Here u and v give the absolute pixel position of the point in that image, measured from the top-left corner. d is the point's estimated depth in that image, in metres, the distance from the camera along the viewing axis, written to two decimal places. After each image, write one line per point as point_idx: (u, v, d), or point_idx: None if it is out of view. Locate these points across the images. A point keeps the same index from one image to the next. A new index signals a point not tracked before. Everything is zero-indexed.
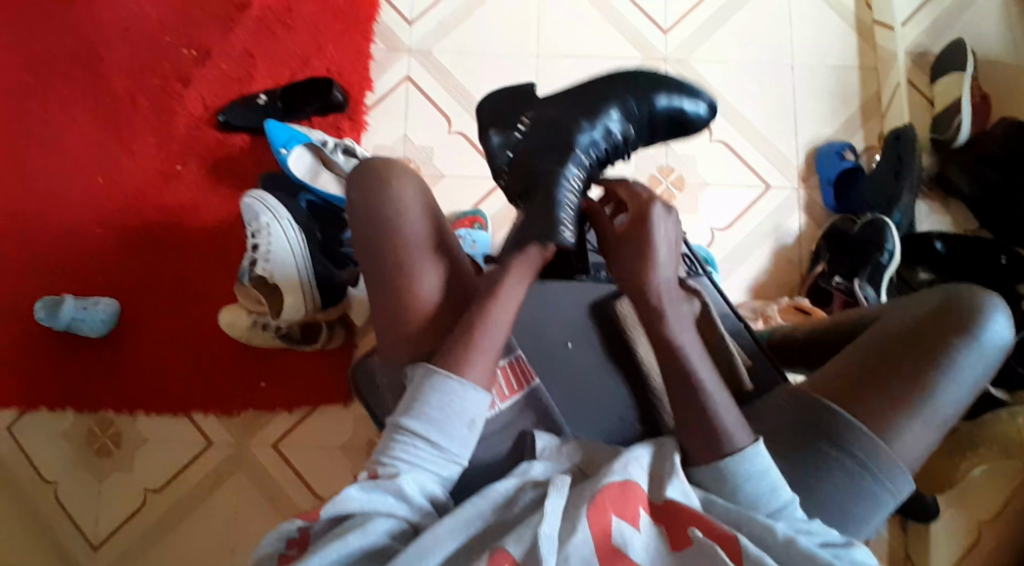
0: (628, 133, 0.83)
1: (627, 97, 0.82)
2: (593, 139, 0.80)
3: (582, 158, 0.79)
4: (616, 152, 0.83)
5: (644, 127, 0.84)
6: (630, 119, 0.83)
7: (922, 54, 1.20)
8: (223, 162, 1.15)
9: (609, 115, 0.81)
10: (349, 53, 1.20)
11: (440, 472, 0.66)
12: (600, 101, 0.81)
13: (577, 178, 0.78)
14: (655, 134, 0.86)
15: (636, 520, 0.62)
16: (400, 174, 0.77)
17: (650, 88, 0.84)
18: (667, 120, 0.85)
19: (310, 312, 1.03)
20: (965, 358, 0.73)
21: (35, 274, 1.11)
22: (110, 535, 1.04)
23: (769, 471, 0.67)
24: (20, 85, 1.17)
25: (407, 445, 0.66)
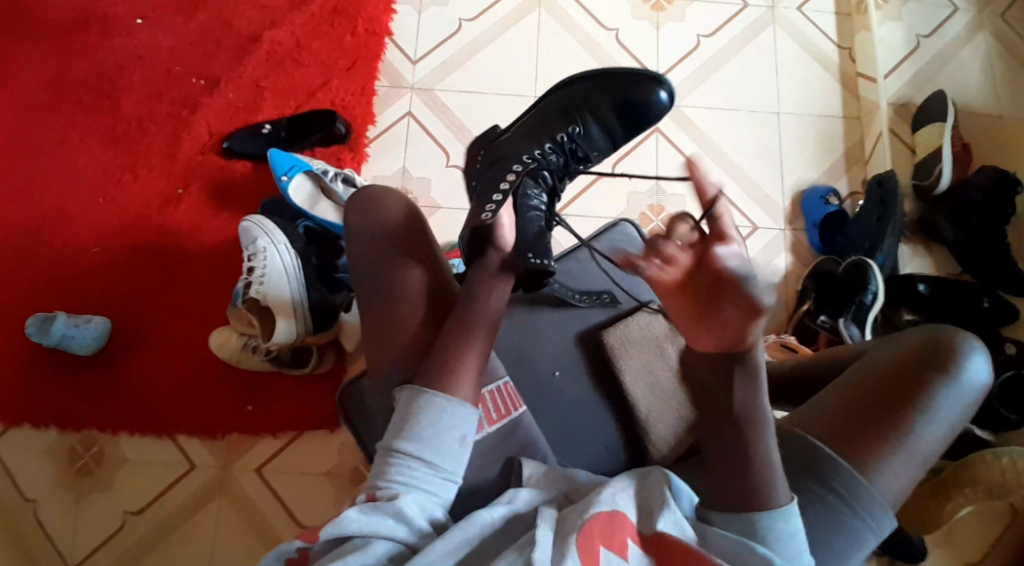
0: (580, 134, 0.91)
1: (571, 106, 0.92)
2: (540, 144, 0.89)
3: (522, 160, 0.85)
4: (577, 154, 0.92)
5: (597, 123, 0.92)
6: (575, 120, 0.91)
7: (906, 104, 1.24)
8: (224, 188, 1.20)
9: (554, 123, 0.91)
10: (354, 89, 1.25)
11: (437, 492, 0.68)
12: (541, 118, 0.92)
13: (517, 174, 0.84)
14: (611, 125, 0.93)
15: (624, 551, 0.63)
16: (386, 203, 0.83)
17: (593, 94, 0.92)
18: (614, 111, 0.92)
19: (300, 336, 1.05)
20: (945, 398, 0.75)
21: (42, 292, 1.14)
22: (85, 557, 1.04)
23: (799, 534, 0.66)
24: (39, 113, 1.22)
25: (402, 466, 0.68)
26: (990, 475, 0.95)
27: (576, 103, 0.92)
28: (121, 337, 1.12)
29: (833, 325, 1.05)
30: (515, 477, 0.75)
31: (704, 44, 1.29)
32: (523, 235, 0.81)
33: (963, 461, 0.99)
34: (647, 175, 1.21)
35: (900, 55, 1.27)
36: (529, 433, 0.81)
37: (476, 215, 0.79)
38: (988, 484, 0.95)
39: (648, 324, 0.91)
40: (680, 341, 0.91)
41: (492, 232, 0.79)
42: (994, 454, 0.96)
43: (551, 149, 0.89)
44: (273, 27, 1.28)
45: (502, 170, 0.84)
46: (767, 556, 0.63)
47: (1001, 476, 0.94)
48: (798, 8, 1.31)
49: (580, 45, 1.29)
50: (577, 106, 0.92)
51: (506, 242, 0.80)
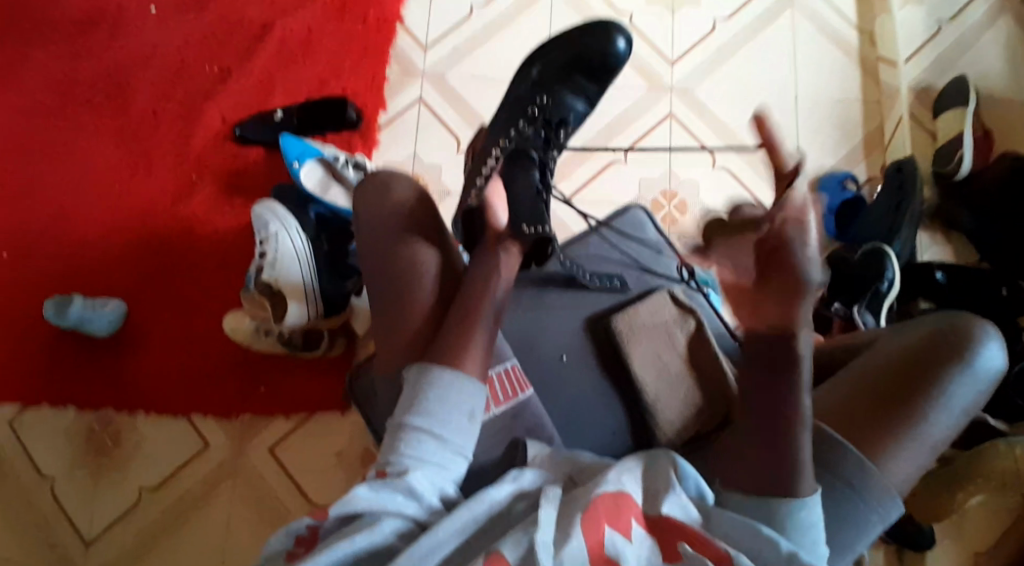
0: (550, 103, 0.93)
1: (536, 78, 0.94)
2: (515, 124, 0.91)
3: (498, 148, 0.89)
4: (554, 121, 0.93)
5: (566, 88, 0.94)
6: (544, 91, 0.93)
7: (925, 88, 1.22)
8: (237, 174, 1.21)
9: (522, 99, 0.93)
10: (366, 75, 1.25)
11: (446, 464, 0.69)
12: (513, 99, 0.94)
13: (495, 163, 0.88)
14: (581, 87, 0.95)
15: (629, 531, 0.62)
16: (396, 185, 0.83)
17: (556, 62, 0.94)
18: (581, 73, 0.94)
19: (313, 319, 1.07)
20: (957, 384, 0.74)
21: (60, 276, 1.16)
22: (103, 532, 1.06)
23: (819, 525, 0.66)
24: (57, 99, 1.24)
25: (411, 441, 0.69)
26: (1004, 464, 0.94)
27: (546, 74, 0.93)
28: (138, 320, 1.14)
29: (847, 313, 1.04)
30: (519, 457, 0.75)
31: (719, 29, 1.27)
32: (517, 207, 0.83)
33: (974, 451, 0.97)
34: (659, 161, 1.20)
35: (918, 41, 1.24)
36: (533, 414, 0.81)
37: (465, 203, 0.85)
38: (1002, 473, 0.94)
39: (657, 309, 0.90)
40: (689, 324, 0.90)
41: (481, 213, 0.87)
42: (1007, 443, 0.94)
43: (526, 126, 0.91)
44: (285, 14, 1.28)
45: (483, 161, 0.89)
46: (773, 539, 0.62)
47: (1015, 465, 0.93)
48: None
49: None
50: (542, 77, 0.93)
51: (496, 220, 0.87)
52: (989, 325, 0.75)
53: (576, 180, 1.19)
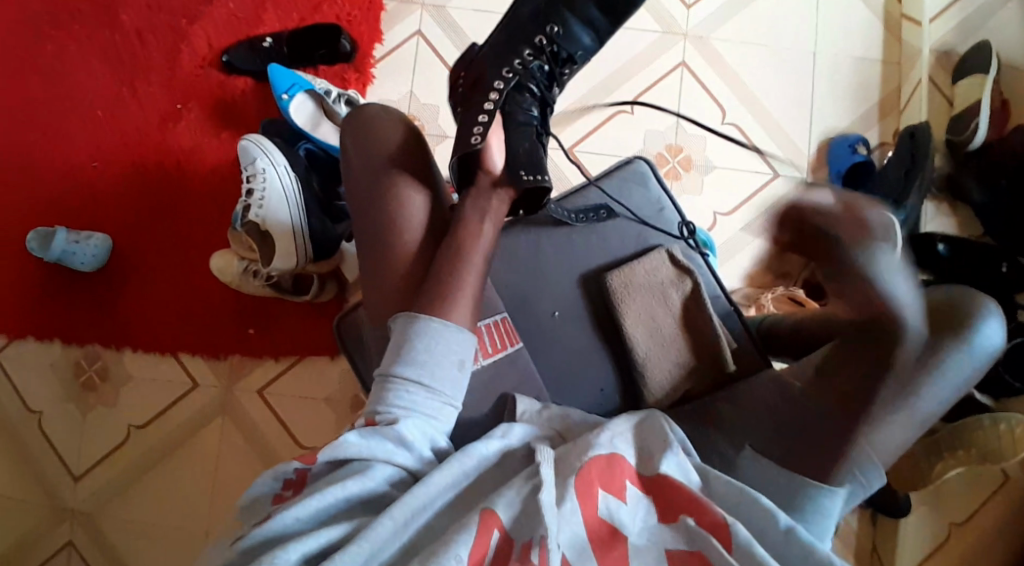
0: (560, 34, 0.87)
1: (545, 2, 0.86)
2: (519, 52, 0.85)
3: (501, 82, 0.83)
4: (561, 57, 0.88)
5: (576, 18, 0.88)
6: (554, 18, 0.87)
7: (948, 51, 1.16)
8: (225, 104, 1.15)
9: (528, 27, 0.86)
10: (361, 3, 1.18)
11: (435, 415, 0.68)
12: (518, 22, 0.86)
13: (498, 97, 0.82)
14: (592, 18, 0.89)
15: (622, 493, 0.63)
16: (382, 133, 0.79)
17: None
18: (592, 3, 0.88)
19: (301, 264, 1.04)
20: (956, 362, 0.70)
21: (42, 205, 1.12)
22: (91, 467, 1.08)
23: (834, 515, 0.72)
24: (32, 15, 1.17)
25: (400, 390, 0.68)
26: (986, 441, 0.95)
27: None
28: (122, 254, 1.12)
29: None
30: (508, 411, 0.75)
31: None
32: (514, 154, 0.81)
33: (960, 424, 0.98)
34: (667, 112, 1.16)
35: None
36: (523, 370, 0.81)
37: (463, 142, 0.80)
38: (983, 446, 0.95)
39: (654, 269, 0.88)
40: (686, 285, 0.88)
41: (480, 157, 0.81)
42: (992, 420, 0.95)
43: (531, 56, 0.86)
44: None
45: (483, 96, 0.82)
46: (769, 508, 0.62)
47: (996, 442, 0.94)
48: None
49: None
50: (552, 3, 0.87)
51: (495, 165, 0.82)
52: (995, 302, 0.70)
53: (578, 130, 1.15)
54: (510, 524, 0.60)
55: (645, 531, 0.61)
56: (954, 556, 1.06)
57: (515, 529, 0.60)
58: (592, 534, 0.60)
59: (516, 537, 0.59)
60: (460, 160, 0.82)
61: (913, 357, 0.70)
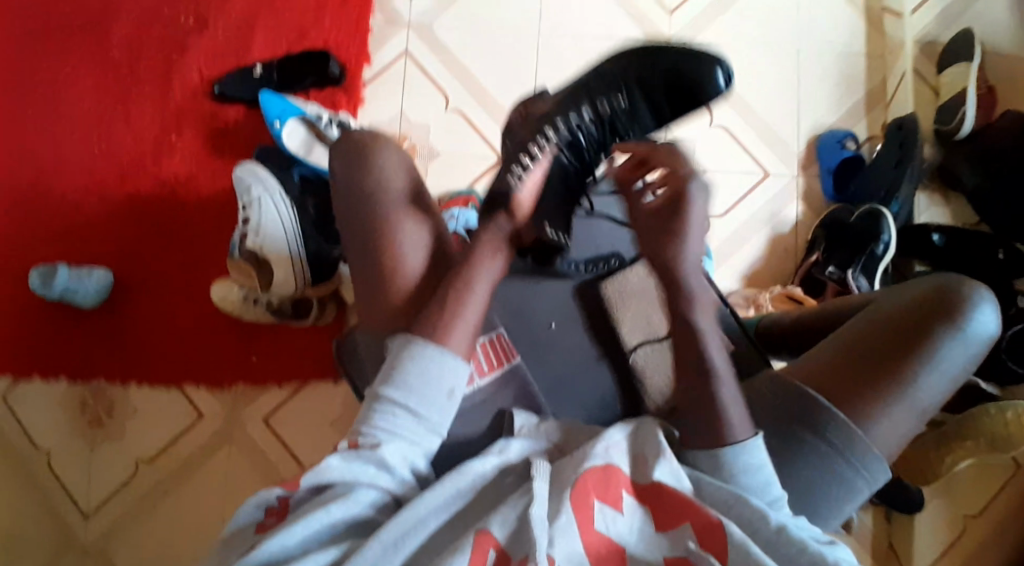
0: (621, 108, 0.79)
1: (622, 72, 0.78)
2: (577, 113, 0.79)
3: (546, 139, 0.78)
4: (618, 131, 0.80)
5: (647, 98, 0.79)
6: (624, 91, 0.78)
7: (931, 41, 1.17)
8: (219, 134, 1.17)
9: (595, 92, 0.79)
10: (349, 28, 1.20)
11: (418, 442, 0.69)
12: (591, 78, 0.80)
13: (536, 153, 0.78)
14: (661, 104, 0.78)
15: (618, 503, 0.63)
16: (388, 174, 0.79)
17: (652, 62, 0.78)
18: (667, 93, 0.78)
19: (300, 288, 1.06)
20: (949, 349, 0.72)
21: (42, 242, 1.13)
22: (101, 503, 1.08)
23: (767, 465, 0.68)
24: (28, 55, 1.19)
25: (386, 413, 0.68)
26: (994, 429, 0.94)
27: (632, 68, 0.79)
28: (123, 286, 1.13)
29: (841, 277, 1.02)
30: (507, 428, 0.76)
31: None
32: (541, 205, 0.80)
33: (966, 415, 0.98)
34: None
35: None
36: (523, 381, 0.82)
37: (502, 179, 0.78)
38: (990, 434, 0.95)
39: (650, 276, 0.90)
40: None
41: (507, 196, 0.77)
42: (998, 408, 0.95)
43: (588, 120, 0.79)
44: None
45: (525, 144, 0.78)
46: (761, 510, 0.63)
47: (1004, 429, 0.93)
48: None
49: None
50: (627, 73, 0.78)
51: (518, 207, 0.78)
52: (984, 286, 0.73)
53: None
54: (505, 542, 0.60)
55: (639, 541, 0.62)
56: (970, 549, 1.05)
57: (512, 546, 0.60)
58: (594, 542, 0.60)
59: (512, 554, 0.60)
60: (491, 198, 0.79)
61: (906, 344, 0.72)
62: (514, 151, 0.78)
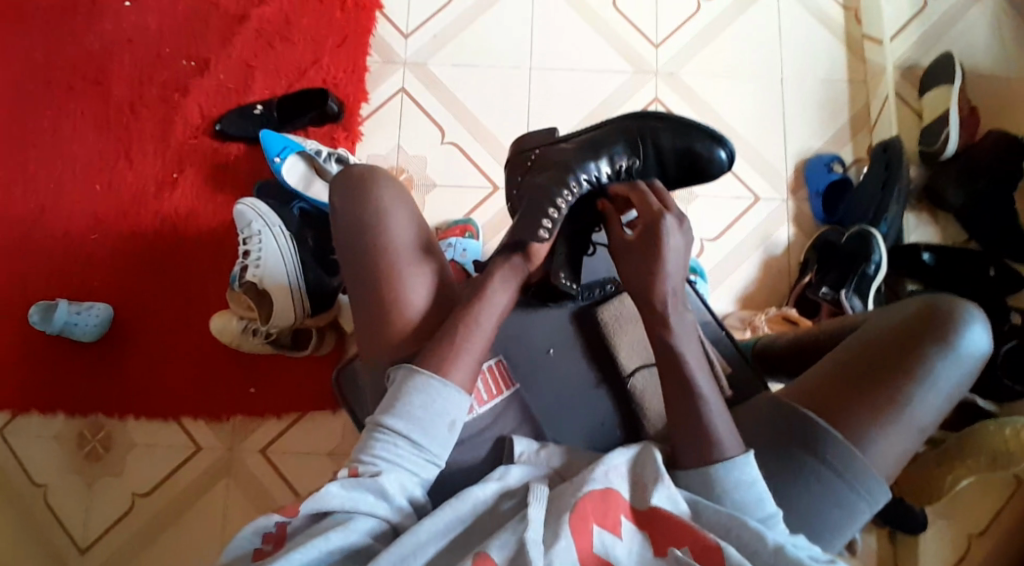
0: (635, 167, 0.87)
1: (637, 134, 0.88)
2: (599, 165, 0.85)
3: (574, 186, 0.83)
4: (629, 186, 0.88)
5: (656, 159, 0.88)
6: (637, 152, 0.87)
7: (911, 67, 1.21)
8: (219, 170, 1.19)
9: (614, 149, 0.86)
10: (346, 66, 1.23)
11: (418, 472, 0.68)
12: (609, 136, 0.87)
13: (567, 199, 0.82)
14: (668, 165, 0.88)
15: (617, 528, 0.63)
16: (391, 220, 0.79)
17: (664, 130, 0.88)
18: (675, 155, 0.88)
19: (299, 318, 1.06)
20: (943, 368, 0.72)
21: (44, 280, 1.14)
22: (98, 538, 1.07)
23: (757, 480, 0.67)
24: (34, 98, 1.22)
25: (387, 442, 0.68)
26: (996, 446, 0.94)
27: (642, 132, 0.88)
28: (123, 323, 1.13)
29: (835, 297, 1.03)
30: (506, 454, 0.75)
31: (703, 10, 1.25)
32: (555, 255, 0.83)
33: (967, 432, 0.97)
34: None
35: (905, 16, 1.22)
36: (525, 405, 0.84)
37: (529, 228, 0.79)
38: (993, 451, 0.94)
39: None
40: None
41: (527, 245, 0.79)
42: (997, 425, 0.95)
43: (606, 173, 0.85)
44: (260, 4, 1.26)
45: (555, 190, 0.82)
46: (758, 531, 0.62)
47: (1004, 447, 0.93)
48: None
49: (577, 14, 1.26)
50: (641, 136, 0.87)
51: (535, 254, 0.80)
52: (975, 304, 0.73)
53: None
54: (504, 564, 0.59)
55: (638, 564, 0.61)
56: None
57: None
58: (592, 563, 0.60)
59: None
60: (505, 243, 0.81)
61: (899, 365, 0.72)
62: (544, 196, 0.81)
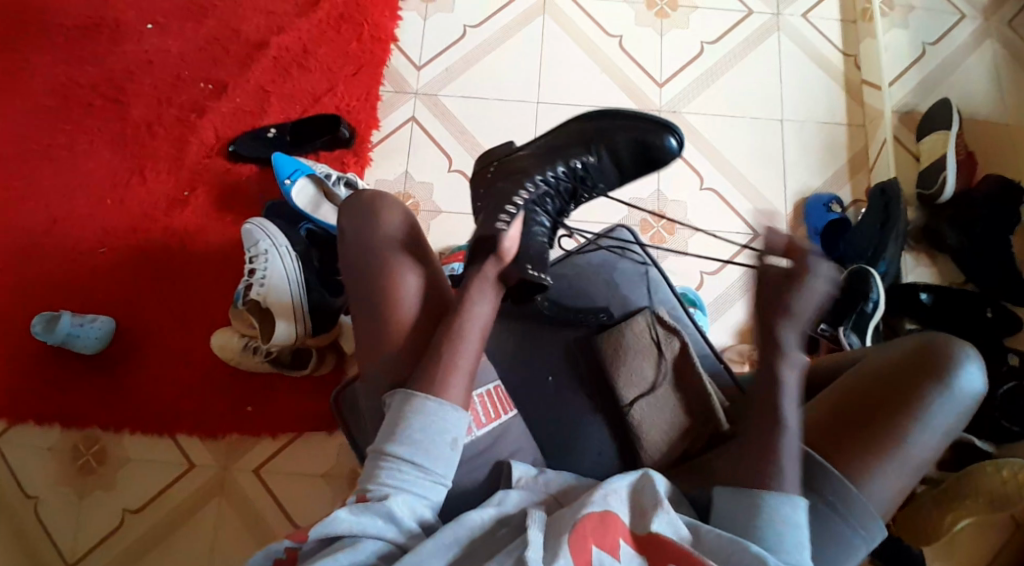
0: (590, 163, 0.92)
1: (589, 133, 0.93)
2: (555, 165, 0.90)
3: (531, 185, 0.86)
4: (586, 183, 0.93)
5: (610, 153, 0.93)
6: (591, 149, 0.92)
7: (909, 111, 1.23)
8: (229, 190, 1.21)
9: (568, 150, 0.91)
10: (359, 94, 1.27)
11: (427, 495, 0.68)
12: (561, 140, 0.92)
13: (526, 194, 0.85)
14: (624, 161, 0.94)
15: (616, 550, 0.62)
16: (395, 241, 0.80)
17: (613, 127, 0.93)
18: (629, 150, 0.93)
19: (301, 337, 1.06)
20: (938, 406, 0.72)
21: (49, 291, 1.15)
22: (86, 553, 1.06)
23: (802, 526, 0.67)
24: (52, 114, 1.25)
25: (392, 469, 0.68)
26: (994, 488, 0.93)
27: (592, 131, 0.93)
28: (125, 336, 1.14)
29: (833, 333, 1.05)
30: (504, 478, 0.74)
31: (708, 52, 1.29)
32: (526, 249, 0.81)
33: (964, 471, 0.96)
34: (648, 181, 1.22)
35: (904, 62, 1.26)
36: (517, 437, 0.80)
37: (486, 225, 0.81)
38: (989, 494, 0.93)
39: (641, 330, 0.88)
40: (675, 344, 0.88)
41: (497, 242, 0.79)
42: (994, 465, 0.94)
43: (562, 172, 0.90)
44: (279, 32, 1.29)
45: (513, 189, 0.85)
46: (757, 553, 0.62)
47: (1002, 487, 0.92)
48: (803, 15, 1.32)
49: (585, 52, 1.30)
50: (593, 135, 0.92)
51: (507, 253, 0.79)
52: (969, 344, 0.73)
53: None
54: None
55: None
56: None
57: None
58: None
59: None
60: (476, 242, 0.80)
61: (893, 401, 0.73)
62: (499, 201, 0.84)
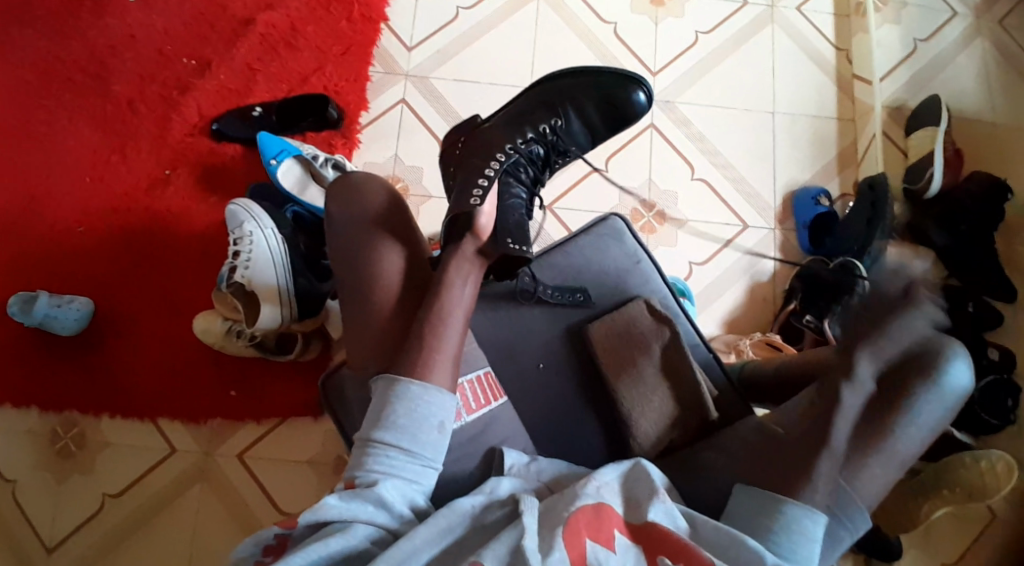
0: (558, 127, 0.91)
1: (554, 97, 0.91)
2: (523, 133, 0.88)
3: (501, 156, 0.85)
4: (559, 148, 0.91)
5: (576, 113, 0.92)
6: (558, 113, 0.91)
7: (899, 107, 1.24)
8: (213, 170, 1.18)
9: (535, 117, 0.90)
10: (348, 75, 1.24)
11: (416, 480, 0.68)
12: (526, 107, 0.90)
13: (497, 165, 0.84)
14: (592, 120, 0.92)
15: (611, 542, 0.62)
16: (383, 221, 0.79)
17: (578, 88, 0.92)
18: (597, 109, 0.92)
19: (286, 322, 1.04)
20: (925, 402, 0.72)
21: (26, 270, 1.12)
22: (65, 539, 1.04)
23: (816, 542, 0.68)
24: (27, 87, 1.20)
25: (380, 455, 0.67)
26: (971, 480, 0.94)
27: (557, 94, 0.91)
28: (105, 318, 1.11)
29: (818, 325, 1.06)
30: (496, 466, 0.74)
31: (702, 41, 1.29)
32: (504, 222, 0.81)
33: (942, 464, 0.98)
34: (640, 171, 1.22)
35: (896, 59, 1.26)
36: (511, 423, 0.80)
37: (461, 201, 0.80)
38: (967, 486, 0.94)
39: (633, 319, 0.88)
40: (666, 335, 0.88)
41: (473, 219, 0.79)
42: (973, 458, 0.95)
43: (532, 138, 0.89)
44: (266, 9, 1.26)
45: (484, 161, 0.84)
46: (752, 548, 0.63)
47: (980, 479, 0.93)
48: (796, 8, 1.32)
49: (580, 39, 1.29)
50: (558, 98, 0.91)
51: (484, 230, 0.79)
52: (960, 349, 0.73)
53: (554, 191, 1.20)
54: None
55: None
56: None
57: None
58: None
59: None
60: (453, 219, 0.79)
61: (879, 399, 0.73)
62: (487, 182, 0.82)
